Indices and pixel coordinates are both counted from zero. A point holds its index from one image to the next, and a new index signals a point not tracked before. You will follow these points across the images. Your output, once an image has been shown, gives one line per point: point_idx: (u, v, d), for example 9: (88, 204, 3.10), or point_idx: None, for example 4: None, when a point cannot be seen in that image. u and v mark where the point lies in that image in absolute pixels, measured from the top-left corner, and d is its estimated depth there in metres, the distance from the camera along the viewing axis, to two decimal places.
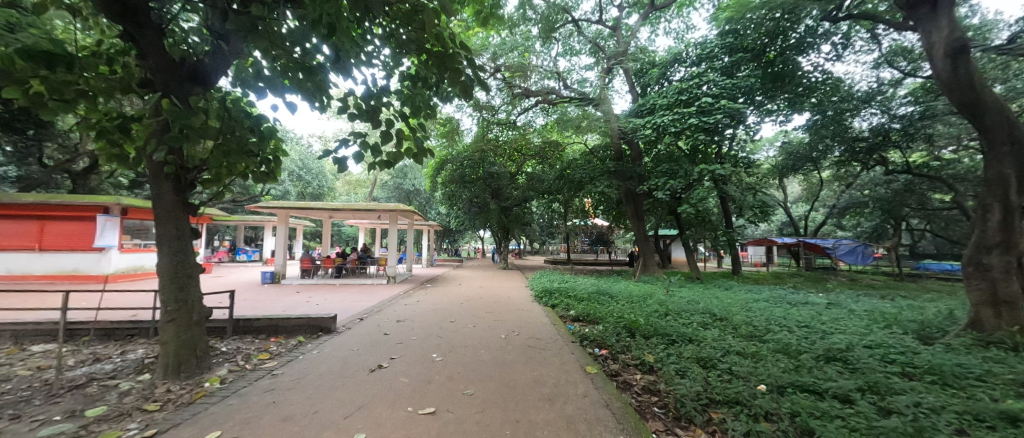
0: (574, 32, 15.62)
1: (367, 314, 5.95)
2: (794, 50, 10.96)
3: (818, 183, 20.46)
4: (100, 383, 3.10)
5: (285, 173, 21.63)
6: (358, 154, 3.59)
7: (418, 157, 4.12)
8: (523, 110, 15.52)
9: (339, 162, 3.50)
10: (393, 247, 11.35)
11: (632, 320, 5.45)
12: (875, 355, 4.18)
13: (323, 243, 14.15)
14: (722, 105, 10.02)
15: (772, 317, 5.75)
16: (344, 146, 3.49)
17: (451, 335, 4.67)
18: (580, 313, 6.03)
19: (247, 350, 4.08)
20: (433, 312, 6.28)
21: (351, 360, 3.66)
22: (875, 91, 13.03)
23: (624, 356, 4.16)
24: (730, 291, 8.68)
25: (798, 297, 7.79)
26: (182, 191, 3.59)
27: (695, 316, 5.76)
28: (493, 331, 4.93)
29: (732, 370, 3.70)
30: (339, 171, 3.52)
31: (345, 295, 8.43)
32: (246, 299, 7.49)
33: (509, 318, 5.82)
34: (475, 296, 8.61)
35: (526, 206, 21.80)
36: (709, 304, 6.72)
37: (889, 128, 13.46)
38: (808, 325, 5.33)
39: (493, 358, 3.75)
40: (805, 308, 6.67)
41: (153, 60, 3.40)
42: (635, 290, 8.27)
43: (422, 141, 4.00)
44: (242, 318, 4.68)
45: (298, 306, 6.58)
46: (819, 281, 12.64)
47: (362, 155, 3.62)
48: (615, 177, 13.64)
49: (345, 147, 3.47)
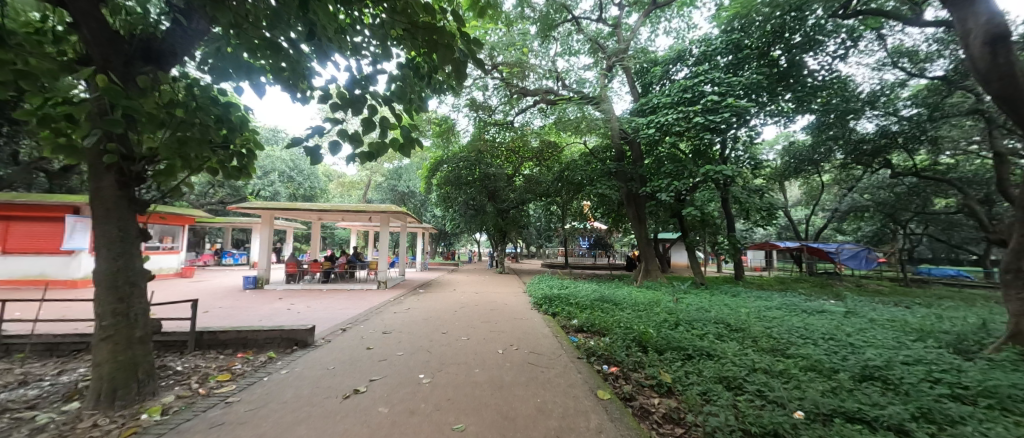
0: (573, 32, 15.30)
1: (351, 325, 5.43)
2: (800, 50, 10.77)
3: (819, 187, 20.23)
4: (12, 414, 2.57)
5: (275, 173, 21.24)
6: (336, 144, 3.10)
7: (405, 148, 3.60)
8: (520, 109, 15.09)
9: (312, 151, 3.01)
10: (384, 250, 10.79)
11: (642, 331, 4.97)
12: (917, 373, 3.73)
13: (313, 246, 13.57)
14: (729, 104, 9.61)
15: (792, 328, 5.32)
16: (318, 133, 3.00)
17: (443, 349, 4.20)
18: (584, 323, 5.56)
19: (206, 369, 3.54)
20: (425, 321, 5.77)
21: (324, 383, 3.15)
22: (879, 92, 12.78)
23: (637, 374, 3.70)
24: (738, 298, 8.25)
25: (813, 305, 7.37)
26: (127, 185, 3.06)
27: (707, 327, 5.31)
28: (490, 344, 4.46)
29: (762, 393, 3.23)
30: (313, 163, 3.04)
31: (332, 301, 7.90)
32: (223, 306, 6.93)
33: (508, 328, 5.37)
34: (471, 302, 8.09)
35: (523, 209, 21.29)
36: (721, 313, 6.28)
37: (893, 130, 13.22)
38: (833, 337, 4.89)
39: (489, 380, 3.26)
40: (823, 317, 6.24)
41: (88, 30, 2.85)
42: (639, 296, 7.79)
43: (410, 130, 3.49)
44: (206, 331, 4.17)
45: (277, 315, 6.05)
46: (826, 287, 12.23)
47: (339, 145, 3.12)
48: (617, 178, 13.23)
49: (319, 134, 2.97)
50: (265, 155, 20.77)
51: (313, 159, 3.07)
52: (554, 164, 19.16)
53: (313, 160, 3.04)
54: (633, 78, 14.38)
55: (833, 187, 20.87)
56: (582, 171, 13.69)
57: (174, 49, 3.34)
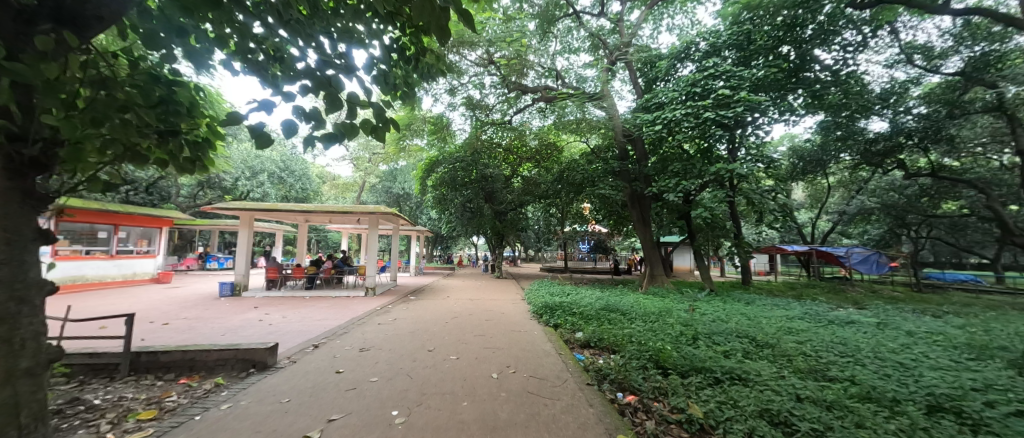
0: (573, 28, 14.77)
1: (326, 340, 4.77)
2: (812, 43, 10.23)
3: (825, 189, 19.70)
4: None
5: (265, 173, 20.07)
6: (291, 123, 2.48)
7: (379, 132, 2.93)
8: (519, 108, 14.49)
9: (256, 130, 2.39)
10: (373, 254, 10.12)
11: (658, 348, 4.32)
12: (999, 403, 3.07)
13: (299, 250, 12.90)
14: (741, 98, 9.00)
15: (827, 344, 4.67)
16: (266, 108, 2.37)
17: (427, 373, 3.53)
18: (591, 337, 4.92)
19: (128, 404, 2.86)
20: (410, 335, 5.12)
21: (268, 426, 2.46)
22: (891, 91, 12.28)
23: (660, 407, 3.04)
24: (755, 306, 7.60)
25: (838, 314, 6.74)
26: (21, 174, 2.10)
27: (730, 342, 4.67)
28: (482, 366, 3.80)
29: (820, 434, 2.57)
30: (261, 145, 2.41)
31: (312, 310, 7.22)
32: (188, 316, 6.25)
33: (505, 344, 4.71)
34: (465, 311, 7.43)
35: (522, 211, 20.64)
36: (743, 325, 5.64)
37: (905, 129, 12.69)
38: (880, 355, 4.24)
39: (479, 419, 2.58)
40: (858, 329, 5.60)
41: None
42: (648, 304, 7.16)
43: (385, 110, 2.83)
44: (143, 352, 3.51)
45: (244, 328, 5.38)
46: (839, 293, 11.62)
47: (295, 126, 2.51)
48: (620, 178, 12.61)
49: (267, 110, 2.35)
50: (254, 155, 20.06)
51: (262, 142, 2.46)
52: (554, 165, 18.55)
53: (261, 142, 2.42)
54: (637, 74, 13.45)
55: (839, 189, 20.37)
56: (582, 171, 13.06)
57: (100, 14, 1.85)
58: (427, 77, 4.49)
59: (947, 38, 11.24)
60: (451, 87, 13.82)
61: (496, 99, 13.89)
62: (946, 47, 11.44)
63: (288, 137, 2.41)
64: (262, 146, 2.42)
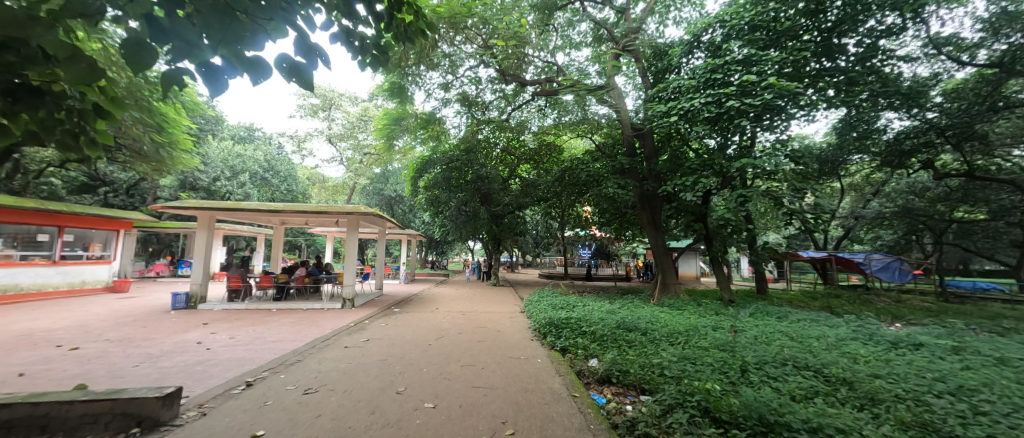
0: (574, 20, 13.56)
1: (267, 376, 3.67)
2: (842, 27, 9.15)
3: (839, 192, 18.73)
4: None
5: (247, 173, 18.84)
6: (136, 42, 1.51)
7: (303, 72, 1.88)
8: (517, 105, 13.44)
9: (69, 49, 1.46)
10: (353, 260, 8.97)
11: (704, 387, 3.21)
12: None
13: (276, 255, 11.76)
14: (770, 83, 7.93)
15: (920, 380, 3.56)
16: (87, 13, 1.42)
17: (386, 436, 2.42)
18: (612, 369, 3.81)
19: None
20: (379, 366, 4.02)
21: None
22: (925, 81, 11.14)
23: None
24: (793, 323, 6.52)
25: (899, 334, 5.64)
26: None
27: (794, 380, 3.57)
28: (465, 422, 2.67)
29: None
30: (81, 79, 1.47)
31: (272, 326, 6.10)
32: (114, 336, 5.13)
33: (502, 381, 3.61)
34: (455, 328, 6.30)
35: (520, 214, 19.18)
36: (796, 351, 4.52)
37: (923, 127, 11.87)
38: (1008, 400, 3.10)
39: None
40: (939, 356, 4.50)
41: None
42: (670, 322, 6.07)
43: (307, 33, 1.82)
44: None
45: (172, 356, 4.29)
46: (866, 304, 10.60)
47: (147, 48, 1.54)
48: (627, 177, 11.40)
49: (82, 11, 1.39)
50: (235, 154, 18.87)
51: (82, 73, 1.48)
52: (554, 167, 17.48)
53: (77, 73, 1.47)
54: (644, 66, 12.37)
55: (852, 193, 19.44)
56: (585, 169, 12.02)
57: None
58: (403, 41, 3.49)
59: (983, 26, 10.24)
60: (443, 82, 12.82)
61: (494, 96, 13.02)
62: (984, 36, 10.40)
63: (126, 60, 1.45)
64: (77, 79, 1.47)
